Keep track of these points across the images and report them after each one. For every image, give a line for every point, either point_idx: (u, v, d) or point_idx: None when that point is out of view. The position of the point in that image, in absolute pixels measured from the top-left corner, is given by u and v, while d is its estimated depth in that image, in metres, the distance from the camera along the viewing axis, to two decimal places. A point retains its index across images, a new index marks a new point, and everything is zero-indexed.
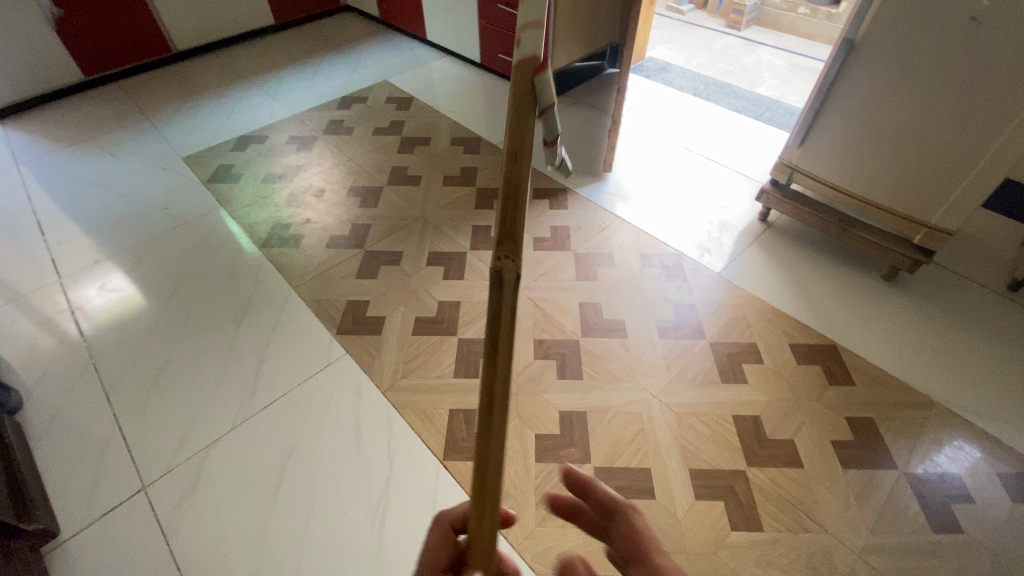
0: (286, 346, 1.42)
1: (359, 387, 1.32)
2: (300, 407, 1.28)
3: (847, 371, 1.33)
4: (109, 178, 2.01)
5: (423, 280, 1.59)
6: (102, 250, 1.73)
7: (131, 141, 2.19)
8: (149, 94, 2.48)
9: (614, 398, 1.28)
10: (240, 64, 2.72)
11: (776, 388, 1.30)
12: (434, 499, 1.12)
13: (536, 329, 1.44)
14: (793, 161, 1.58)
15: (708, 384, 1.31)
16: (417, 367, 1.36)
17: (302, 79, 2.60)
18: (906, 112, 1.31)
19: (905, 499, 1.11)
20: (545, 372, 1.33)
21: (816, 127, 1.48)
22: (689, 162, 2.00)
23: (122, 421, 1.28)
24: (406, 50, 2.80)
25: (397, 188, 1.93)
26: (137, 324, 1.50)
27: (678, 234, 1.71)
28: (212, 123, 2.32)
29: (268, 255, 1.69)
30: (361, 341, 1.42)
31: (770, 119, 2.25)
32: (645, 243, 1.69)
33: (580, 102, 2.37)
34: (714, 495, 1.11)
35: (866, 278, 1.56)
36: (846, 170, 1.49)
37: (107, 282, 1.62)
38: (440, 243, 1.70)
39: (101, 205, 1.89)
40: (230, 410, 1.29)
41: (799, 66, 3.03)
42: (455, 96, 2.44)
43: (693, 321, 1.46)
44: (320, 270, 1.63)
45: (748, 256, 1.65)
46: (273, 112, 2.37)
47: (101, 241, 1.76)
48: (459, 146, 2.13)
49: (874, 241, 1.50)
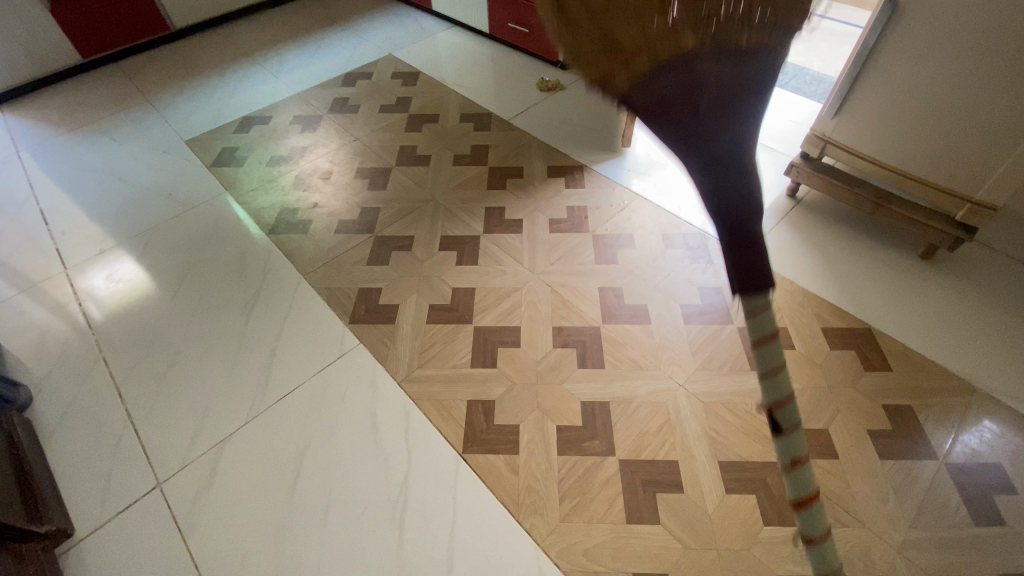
0: (298, 336, 1.38)
1: (374, 379, 1.28)
2: (314, 400, 1.25)
3: (883, 357, 1.28)
4: (111, 164, 1.95)
5: (437, 266, 1.53)
6: (109, 238, 1.69)
7: (133, 124, 2.13)
8: (149, 76, 2.41)
9: (638, 388, 1.23)
10: (240, 40, 2.62)
11: (809, 375, 1.25)
12: (454, 494, 1.09)
13: (555, 316, 1.38)
14: (826, 133, 1.48)
15: (737, 372, 1.25)
16: (433, 357, 1.31)
17: (305, 55, 2.51)
18: (952, 80, 1.21)
19: (946, 491, 1.06)
20: (565, 362, 1.28)
21: (852, 96, 1.38)
22: None
23: (134, 416, 1.26)
24: (412, 22, 2.69)
25: (407, 168, 1.86)
26: (146, 316, 1.47)
27: (701, 213, 1.64)
28: (214, 103, 2.24)
29: (276, 241, 1.64)
30: (374, 330, 1.38)
31: (797, 88, 2.13)
32: (667, 223, 1.61)
33: None
34: (745, 489, 1.07)
35: (902, 257, 1.48)
36: (884, 143, 1.40)
37: (115, 271, 1.59)
38: (452, 227, 1.64)
39: (105, 192, 1.85)
40: (243, 404, 1.26)
41: (825, 30, 2.87)
42: (464, 70, 2.34)
43: (719, 304, 1.39)
44: (330, 257, 1.58)
45: (776, 235, 1.57)
46: (276, 91, 2.28)
47: (107, 228, 1.72)
48: (470, 123, 2.04)
49: (912, 218, 1.41)
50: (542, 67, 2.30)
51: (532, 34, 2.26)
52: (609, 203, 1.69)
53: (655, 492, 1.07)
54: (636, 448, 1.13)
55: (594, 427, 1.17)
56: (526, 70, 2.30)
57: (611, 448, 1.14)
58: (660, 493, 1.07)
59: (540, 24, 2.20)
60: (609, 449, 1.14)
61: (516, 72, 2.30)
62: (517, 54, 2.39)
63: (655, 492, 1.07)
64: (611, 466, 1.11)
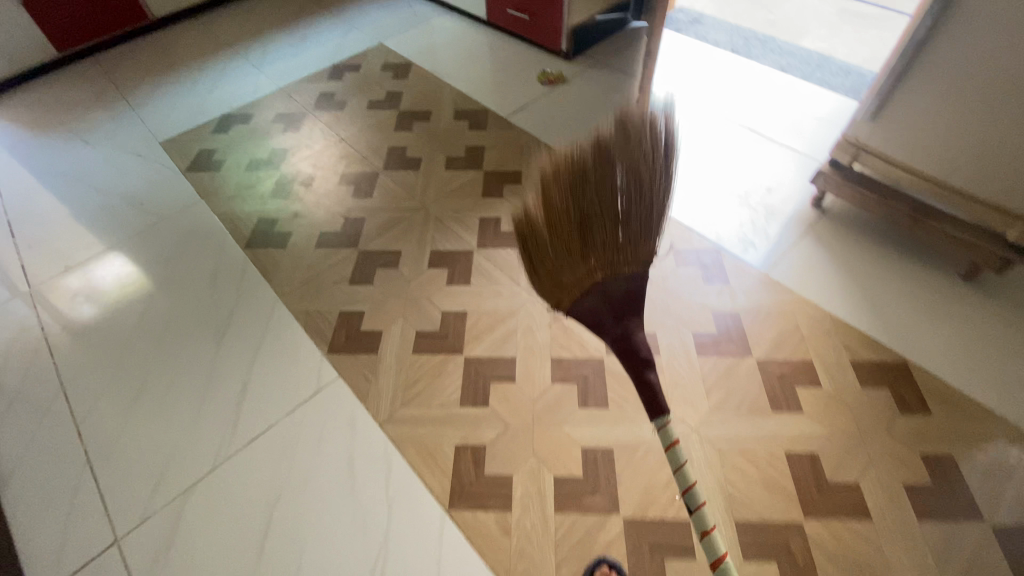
0: (273, 368, 1.26)
1: (353, 419, 1.16)
2: (288, 443, 1.13)
3: (920, 397, 1.14)
4: (81, 168, 1.82)
5: (425, 286, 1.40)
6: (74, 251, 1.57)
7: (106, 124, 1.99)
8: (125, 69, 2.26)
9: (645, 432, 1.10)
10: (223, 29, 2.45)
11: (837, 418, 1.11)
12: (439, 557, 0.97)
13: (554, 345, 1.25)
14: (860, 138, 1.33)
15: (756, 413, 1.12)
16: (418, 393, 1.19)
17: (291, 46, 2.34)
18: (1012, 84, 1.05)
19: (994, 560, 0.94)
20: (564, 400, 1.16)
21: (893, 98, 1.22)
22: (728, 135, 1.75)
23: (94, 460, 1.15)
24: (405, 7, 2.51)
25: (395, 173, 1.72)
26: (111, 342, 1.35)
27: (716, 225, 1.49)
28: (193, 100, 2.09)
29: (253, 257, 1.51)
30: (355, 361, 1.25)
31: (822, 80, 1.95)
32: (679, 237, 1.47)
33: (602, 64, 2.08)
34: (766, 555, 0.95)
35: (941, 278, 1.33)
36: (927, 152, 1.24)
37: (80, 291, 1.47)
38: (443, 241, 1.51)
39: (73, 199, 1.72)
40: (211, 446, 1.15)
41: (849, 11, 2.66)
42: (459, 60, 2.17)
43: (737, 333, 1.26)
44: (310, 275, 1.45)
45: (800, 251, 1.42)
46: (259, 86, 2.13)
47: (73, 241, 1.59)
48: (464, 120, 1.88)
49: (955, 237, 1.26)
50: (543, 56, 2.13)
51: (533, 20, 2.09)
52: None
53: (663, 558, 0.95)
54: (642, 505, 1.01)
55: (596, 479, 1.05)
56: (526, 60, 2.12)
57: (614, 504, 1.02)
58: (670, 560, 0.95)
59: (541, 9, 2.03)
60: (613, 505, 1.01)
61: (515, 62, 2.12)
62: (517, 43, 2.21)
63: (664, 559, 0.95)
64: (614, 526, 0.99)
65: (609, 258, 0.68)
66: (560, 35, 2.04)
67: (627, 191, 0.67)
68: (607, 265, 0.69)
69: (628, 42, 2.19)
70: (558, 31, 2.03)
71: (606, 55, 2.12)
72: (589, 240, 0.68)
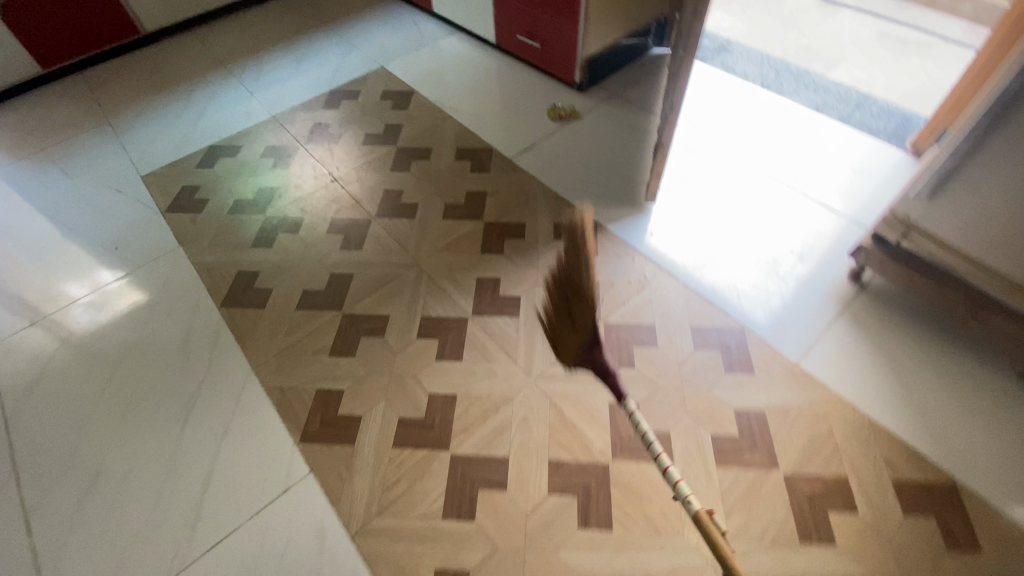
0: (239, 458, 1.13)
1: (323, 529, 1.03)
2: (249, 556, 1.01)
3: (973, 530, 0.98)
4: (58, 200, 1.72)
5: (412, 361, 1.26)
6: (40, 296, 1.47)
7: (89, 152, 1.88)
8: (113, 89, 2.14)
9: (652, 563, 0.96)
10: (218, 45, 2.32)
11: (875, 555, 0.96)
12: None
13: (552, 444, 1.11)
14: (912, 216, 1.17)
15: (780, 544, 0.98)
16: (397, 498, 1.06)
17: (289, 67, 2.21)
18: None
19: None
20: (561, 517, 1.02)
21: (954, 177, 1.06)
22: (755, 190, 1.59)
23: (36, 562, 1.04)
24: (410, 26, 2.36)
25: (388, 220, 1.58)
26: (68, 416, 1.24)
27: (741, 299, 1.34)
28: (181, 126, 1.97)
29: (228, 317, 1.39)
30: (330, 454, 1.12)
31: (860, 123, 1.77)
32: (698, 312, 1.32)
33: (618, 97, 1.92)
34: None
35: (999, 378, 1.16)
36: (991, 240, 1.07)
37: (42, 344, 1.37)
38: (436, 305, 1.37)
39: (45, 234, 1.63)
40: (165, 554, 1.03)
41: (888, 38, 2.46)
42: (465, 89, 2.02)
43: (760, 437, 1.11)
44: (288, 342, 1.32)
45: (834, 335, 1.27)
46: (251, 112, 2.01)
47: (39, 283, 1.50)
48: (466, 161, 1.74)
49: (1015, 336, 1.09)
50: (554, 87, 1.97)
51: (545, 48, 1.92)
52: (626, 279, 1.40)
53: None
54: None
55: None
56: (536, 91, 1.97)
57: None
58: None
59: (554, 37, 1.86)
60: None
61: (524, 93, 1.97)
62: (527, 70, 2.06)
63: None
64: None
65: (585, 323, 0.92)
66: (574, 65, 1.87)
67: (579, 270, 0.92)
68: (589, 328, 0.92)
69: (648, 72, 2.02)
70: (572, 60, 1.86)
71: (623, 87, 1.96)
72: (577, 313, 0.93)
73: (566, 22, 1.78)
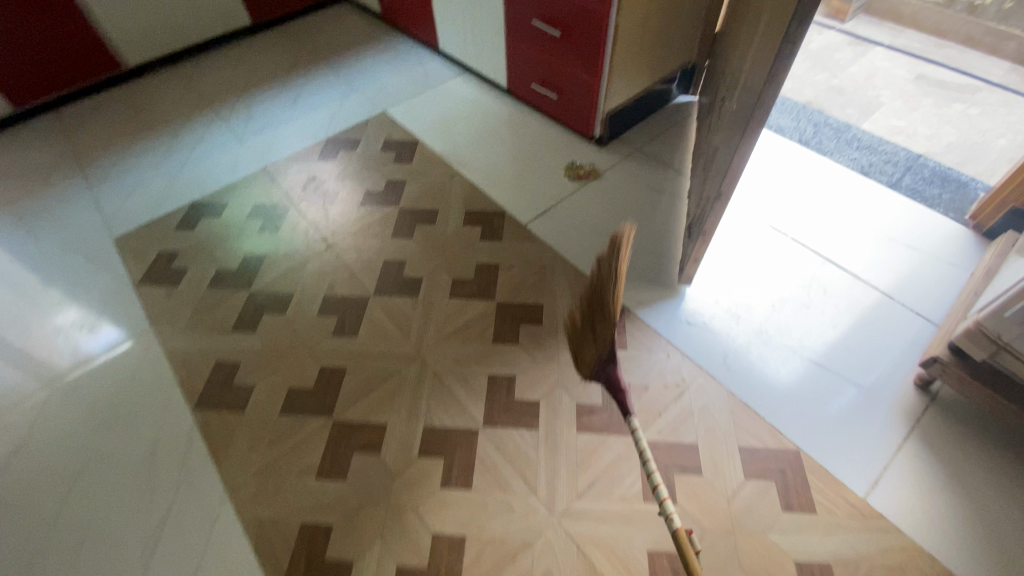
0: None
1: None
2: None
3: None
4: (22, 262, 1.56)
5: (413, 487, 1.08)
6: (29, 335, 1.39)
7: (58, 207, 1.71)
8: (89, 133, 1.96)
9: None
10: (207, 82, 2.15)
11: None
12: None
13: None
14: (1004, 337, 0.98)
15: None
16: None
17: (283, 109, 2.04)
18: None
19: None
20: None
21: None
22: (801, 271, 1.42)
23: None
24: (415, 64, 2.19)
25: (388, 299, 1.40)
26: (11, 551, 1.06)
27: (794, 411, 1.17)
28: (162, 178, 1.80)
29: (203, 421, 1.21)
30: None
31: (912, 189, 1.60)
32: (744, 427, 1.14)
33: (642, 154, 1.75)
34: None
35: None
36: None
37: (22, 397, 1.28)
38: (440, 410, 1.18)
39: (36, 269, 1.54)
40: None
41: (925, 80, 2.30)
42: (473, 141, 1.85)
43: None
44: (269, 457, 1.14)
45: (905, 461, 1.09)
46: (239, 162, 1.83)
47: (29, 322, 1.42)
48: (476, 228, 1.57)
49: None
50: (572, 140, 1.80)
51: (562, 98, 1.75)
52: (660, 381, 1.21)
53: None
54: None
55: None
56: (552, 144, 1.80)
57: None
58: None
59: (573, 88, 1.69)
60: None
61: (539, 146, 1.80)
62: (541, 119, 1.89)
63: None
64: None
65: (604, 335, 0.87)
66: (594, 119, 1.71)
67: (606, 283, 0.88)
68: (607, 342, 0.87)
69: (673, 123, 1.85)
70: (592, 114, 1.69)
71: (648, 142, 1.78)
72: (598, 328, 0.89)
73: (587, 74, 1.61)
